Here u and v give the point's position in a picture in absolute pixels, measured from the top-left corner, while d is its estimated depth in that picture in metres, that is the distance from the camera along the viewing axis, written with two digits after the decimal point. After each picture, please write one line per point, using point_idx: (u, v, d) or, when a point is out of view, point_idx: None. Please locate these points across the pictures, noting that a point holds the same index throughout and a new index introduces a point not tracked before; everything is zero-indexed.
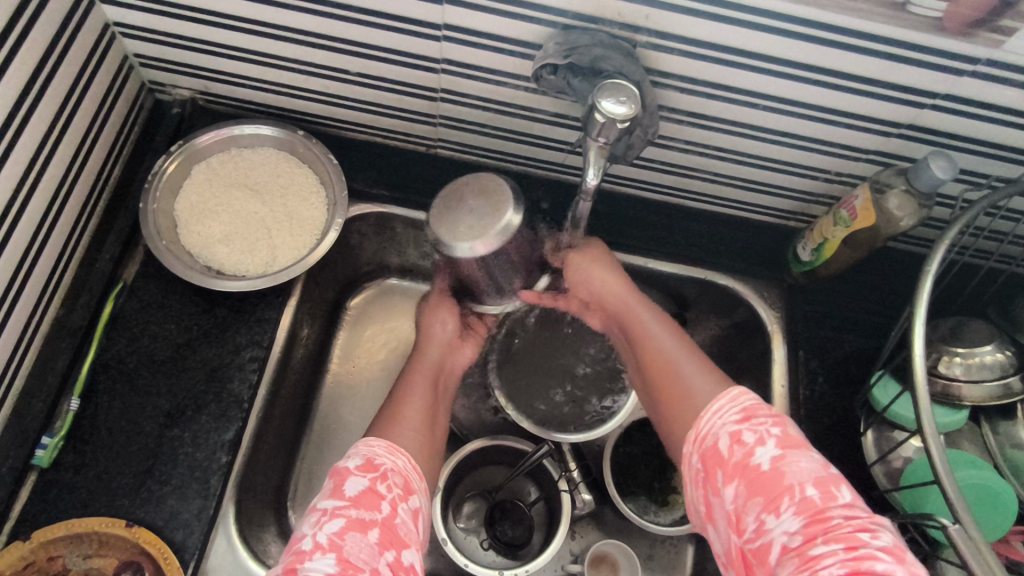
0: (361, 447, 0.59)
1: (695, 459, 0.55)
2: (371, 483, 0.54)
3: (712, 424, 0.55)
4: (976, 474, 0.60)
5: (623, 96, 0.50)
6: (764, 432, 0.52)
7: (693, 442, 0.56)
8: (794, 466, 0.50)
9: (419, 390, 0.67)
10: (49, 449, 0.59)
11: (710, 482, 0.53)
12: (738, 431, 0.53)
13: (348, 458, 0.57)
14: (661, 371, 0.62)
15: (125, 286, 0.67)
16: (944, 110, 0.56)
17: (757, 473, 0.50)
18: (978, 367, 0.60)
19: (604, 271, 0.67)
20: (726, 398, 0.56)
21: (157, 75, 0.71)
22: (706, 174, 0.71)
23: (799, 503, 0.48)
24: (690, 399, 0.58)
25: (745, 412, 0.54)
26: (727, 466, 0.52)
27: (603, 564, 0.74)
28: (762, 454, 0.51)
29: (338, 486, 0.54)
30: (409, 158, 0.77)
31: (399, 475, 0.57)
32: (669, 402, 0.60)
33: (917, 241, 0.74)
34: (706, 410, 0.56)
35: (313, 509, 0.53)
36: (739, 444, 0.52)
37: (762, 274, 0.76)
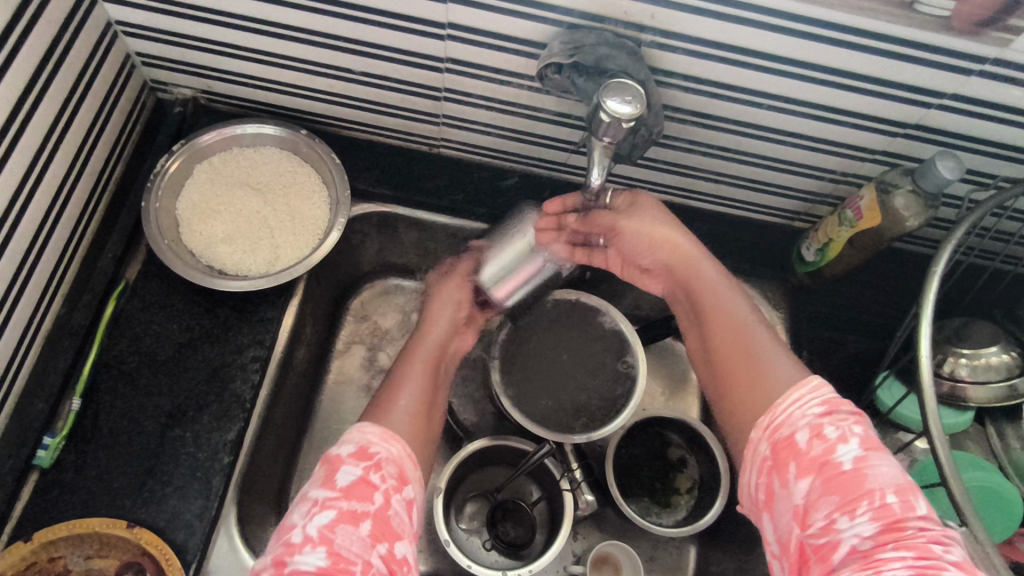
0: (354, 433, 0.57)
1: (763, 446, 0.51)
2: (365, 472, 0.52)
3: (791, 414, 0.51)
4: (983, 475, 0.60)
5: (628, 95, 0.50)
6: (846, 428, 0.49)
7: (762, 429, 0.52)
8: (875, 468, 0.47)
9: (418, 376, 0.66)
10: (50, 449, 0.59)
11: (778, 472, 0.50)
12: (820, 424, 0.49)
13: (341, 444, 0.55)
14: (738, 352, 0.58)
15: (127, 286, 0.66)
16: (951, 109, 0.56)
17: (836, 471, 0.47)
18: (984, 368, 0.60)
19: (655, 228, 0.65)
20: (807, 388, 0.52)
21: (159, 74, 0.71)
22: (710, 174, 0.70)
23: (877, 509, 0.45)
24: (770, 382, 0.54)
25: (827, 403, 0.51)
26: (802, 459, 0.49)
27: (606, 564, 0.74)
28: (844, 451, 0.48)
29: (330, 475, 0.52)
30: (412, 157, 0.77)
31: (394, 464, 0.55)
32: (743, 386, 0.56)
33: (922, 241, 0.74)
34: (783, 398, 0.52)
35: (304, 498, 0.51)
36: (819, 438, 0.49)
37: (766, 275, 0.75)
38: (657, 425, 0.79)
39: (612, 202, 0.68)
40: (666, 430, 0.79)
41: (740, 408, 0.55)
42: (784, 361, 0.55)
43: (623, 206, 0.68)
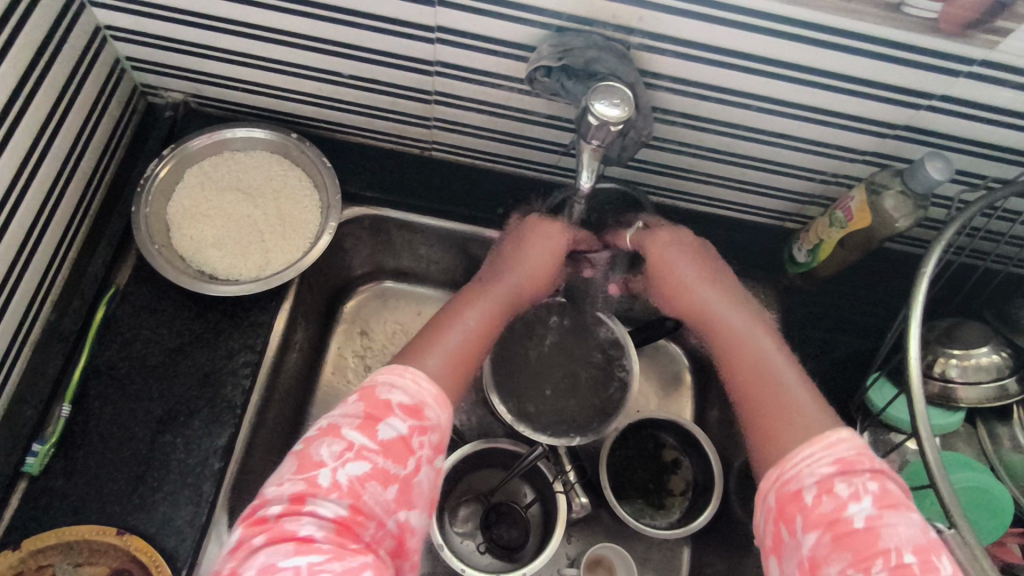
0: (406, 378, 0.54)
1: (770, 496, 0.50)
2: (409, 432, 0.50)
3: (799, 470, 0.50)
4: (972, 475, 0.60)
5: (617, 98, 0.50)
6: (861, 486, 0.47)
7: (771, 481, 0.51)
8: (891, 527, 0.46)
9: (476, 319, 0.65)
10: (40, 457, 0.58)
11: (784, 525, 0.49)
12: (830, 482, 0.48)
13: (392, 390, 0.52)
14: (770, 398, 0.58)
15: (117, 291, 0.66)
16: (941, 110, 0.56)
17: (847, 529, 0.46)
18: (974, 369, 0.60)
19: (682, 252, 0.69)
20: (819, 444, 0.51)
21: (149, 78, 0.71)
22: (702, 176, 0.70)
23: (894, 568, 0.44)
24: (793, 426, 0.54)
25: (840, 463, 0.49)
26: (810, 513, 0.47)
27: (600, 566, 0.75)
28: (856, 509, 0.46)
29: (372, 420, 0.50)
30: (403, 160, 0.77)
31: (438, 431, 0.52)
32: (763, 420, 0.56)
33: (913, 241, 0.74)
34: (795, 453, 0.51)
35: (338, 434, 0.49)
36: (830, 495, 0.47)
37: (758, 276, 0.76)
38: (650, 427, 0.79)
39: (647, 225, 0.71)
40: (660, 432, 0.79)
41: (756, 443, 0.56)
42: (813, 415, 0.54)
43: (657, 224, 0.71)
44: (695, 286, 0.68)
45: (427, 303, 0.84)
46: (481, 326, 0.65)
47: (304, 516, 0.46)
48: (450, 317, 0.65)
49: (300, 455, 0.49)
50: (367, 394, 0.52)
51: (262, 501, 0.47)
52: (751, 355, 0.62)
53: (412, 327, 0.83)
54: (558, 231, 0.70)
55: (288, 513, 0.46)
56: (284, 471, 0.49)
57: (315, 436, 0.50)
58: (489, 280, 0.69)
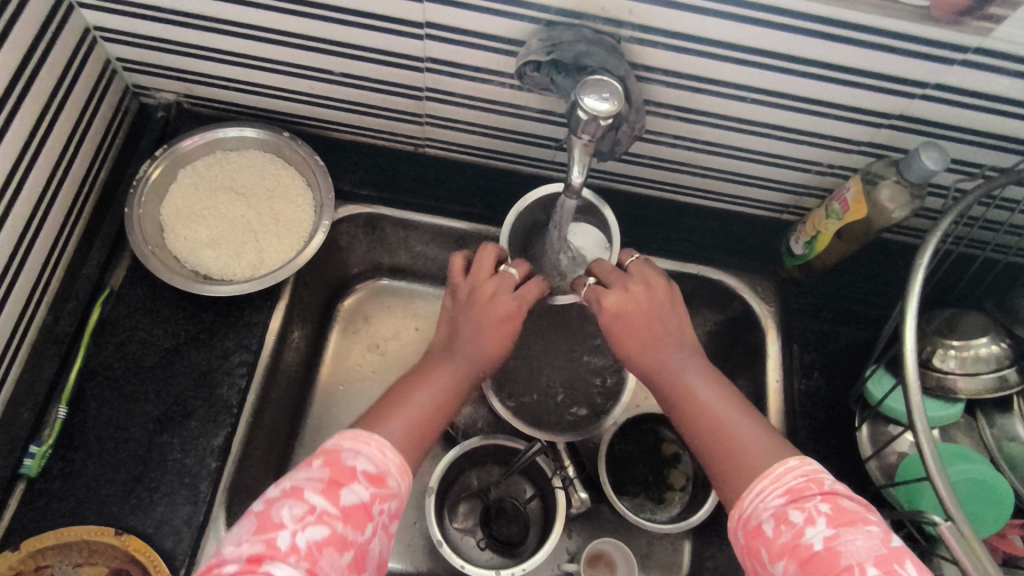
0: (372, 447, 0.51)
1: (738, 536, 0.50)
2: (371, 499, 0.48)
3: (755, 505, 0.50)
4: (971, 467, 0.59)
5: (606, 91, 0.49)
6: (813, 510, 0.47)
7: (735, 519, 0.51)
8: (850, 544, 0.44)
9: (432, 387, 0.60)
10: (37, 458, 0.59)
11: (754, 563, 0.48)
12: (785, 511, 0.47)
13: (357, 456, 0.50)
14: (710, 432, 0.56)
15: (112, 292, 0.66)
16: (935, 99, 0.55)
17: (809, 553, 0.45)
18: (973, 360, 0.59)
19: (654, 303, 0.61)
20: (769, 478, 0.50)
21: (140, 79, 0.71)
22: (697, 169, 0.70)
23: None
24: (742, 463, 0.53)
25: (790, 492, 0.49)
26: (772, 544, 0.46)
27: (599, 562, 0.74)
28: (813, 533, 0.45)
29: (335, 486, 0.47)
30: (397, 157, 0.77)
31: (396, 500, 0.50)
32: (713, 458, 0.55)
33: (911, 231, 0.73)
34: (748, 489, 0.51)
35: (300, 497, 0.46)
36: (787, 523, 0.47)
37: (755, 268, 0.75)
38: (650, 421, 0.79)
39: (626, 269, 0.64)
40: (659, 426, 0.79)
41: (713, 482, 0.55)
42: (755, 445, 0.54)
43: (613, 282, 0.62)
44: (653, 339, 0.61)
45: (424, 300, 0.84)
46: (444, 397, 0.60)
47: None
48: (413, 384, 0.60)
49: (260, 515, 0.45)
50: (331, 458, 0.49)
51: (219, 559, 0.43)
52: (699, 399, 0.58)
53: (409, 325, 0.83)
54: (510, 283, 0.63)
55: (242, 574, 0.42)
56: (241, 530, 0.45)
57: (274, 497, 0.47)
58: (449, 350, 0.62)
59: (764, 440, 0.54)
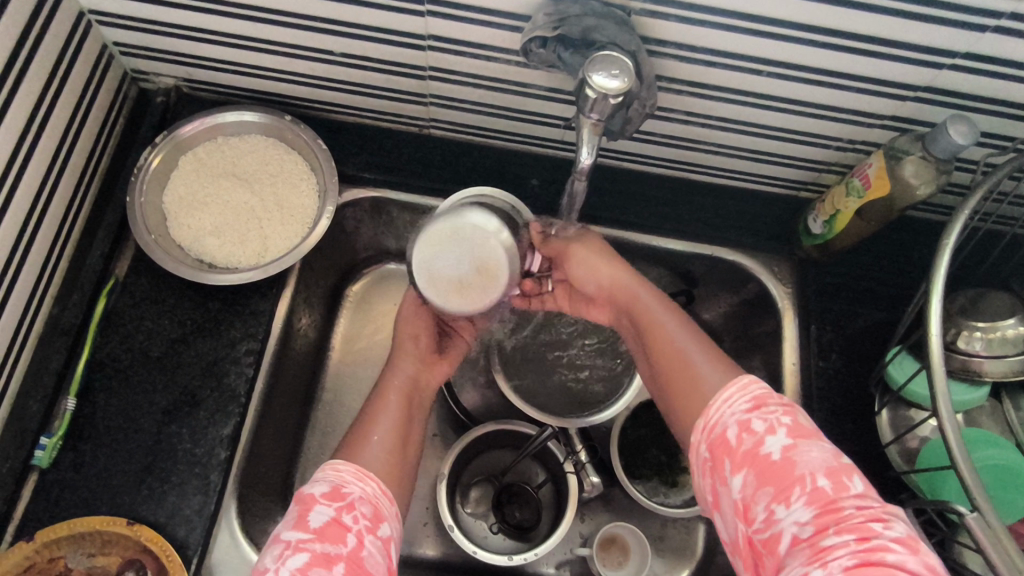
0: (325, 471, 0.55)
1: (701, 447, 0.52)
2: (339, 512, 0.51)
3: (720, 413, 0.51)
4: (995, 453, 0.58)
5: (616, 68, 0.47)
6: (775, 420, 0.49)
7: (701, 431, 0.52)
8: (805, 455, 0.47)
9: (392, 409, 0.62)
10: (47, 450, 0.59)
11: (715, 472, 0.50)
12: (747, 420, 0.50)
13: (314, 483, 0.53)
14: (670, 360, 0.57)
15: (117, 282, 0.66)
16: (963, 70, 0.52)
17: (766, 464, 0.47)
18: (1000, 342, 0.57)
19: (596, 262, 0.64)
20: (735, 385, 0.52)
21: (138, 63, 0.69)
22: (713, 146, 0.67)
23: (811, 494, 0.45)
24: (700, 389, 0.54)
25: (754, 399, 0.51)
26: (734, 455, 0.49)
27: (613, 546, 0.74)
28: (772, 443, 0.48)
29: (303, 515, 0.50)
30: (402, 139, 0.75)
31: (368, 503, 0.53)
32: (676, 385, 0.56)
33: (937, 207, 0.70)
34: (715, 398, 0.52)
35: (278, 539, 0.50)
36: (749, 432, 0.49)
37: (772, 248, 0.73)
38: None
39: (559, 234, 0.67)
40: None
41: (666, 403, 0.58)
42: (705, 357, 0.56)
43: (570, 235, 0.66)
44: (622, 298, 0.63)
45: None
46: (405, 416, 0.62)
47: None
48: (372, 412, 0.61)
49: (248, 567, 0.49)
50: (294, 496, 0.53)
51: None
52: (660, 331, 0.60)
53: None
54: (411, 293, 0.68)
55: None
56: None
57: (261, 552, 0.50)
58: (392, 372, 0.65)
59: (711, 352, 0.56)
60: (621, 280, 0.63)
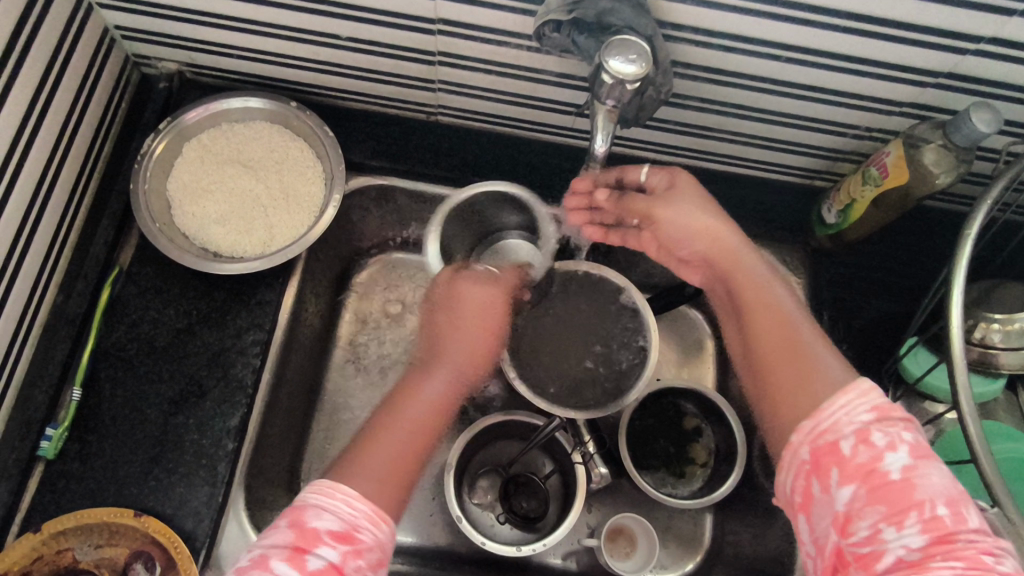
0: (337, 500, 0.48)
1: (800, 447, 0.46)
2: (343, 558, 0.45)
3: (835, 418, 0.46)
4: (1014, 446, 0.57)
5: (633, 53, 0.46)
6: (896, 435, 0.44)
7: (803, 432, 0.47)
8: (926, 479, 0.42)
9: (412, 411, 0.57)
10: (53, 441, 0.58)
11: (814, 478, 0.45)
12: (868, 431, 0.44)
13: (321, 514, 0.47)
14: (784, 346, 0.52)
15: (121, 272, 0.65)
16: (988, 55, 0.51)
17: (882, 481, 0.43)
18: (1018, 334, 0.56)
19: (693, 214, 0.58)
20: (854, 392, 0.46)
21: (140, 48, 0.68)
22: (725, 134, 0.66)
23: (928, 520, 0.41)
24: (816, 382, 0.48)
25: (877, 410, 0.45)
26: (846, 465, 0.44)
27: (620, 536, 0.74)
28: (892, 460, 0.43)
29: (301, 551, 0.44)
30: (409, 126, 0.74)
31: (375, 551, 0.47)
32: (788, 376, 0.50)
33: (955, 197, 0.69)
34: (828, 399, 0.47)
35: (267, 567, 0.43)
36: (867, 444, 0.44)
37: (784, 238, 0.72)
38: (669, 394, 0.77)
39: (646, 182, 0.63)
40: (681, 399, 0.77)
41: (766, 386, 0.52)
42: (829, 351, 0.51)
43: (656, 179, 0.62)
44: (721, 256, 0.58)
45: None
46: (444, 398, 0.59)
47: None
48: (392, 414, 0.56)
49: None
50: (297, 520, 0.46)
51: None
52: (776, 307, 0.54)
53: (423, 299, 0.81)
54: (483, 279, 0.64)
55: None
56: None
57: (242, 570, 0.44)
58: (427, 371, 0.60)
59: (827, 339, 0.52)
60: (715, 236, 0.58)
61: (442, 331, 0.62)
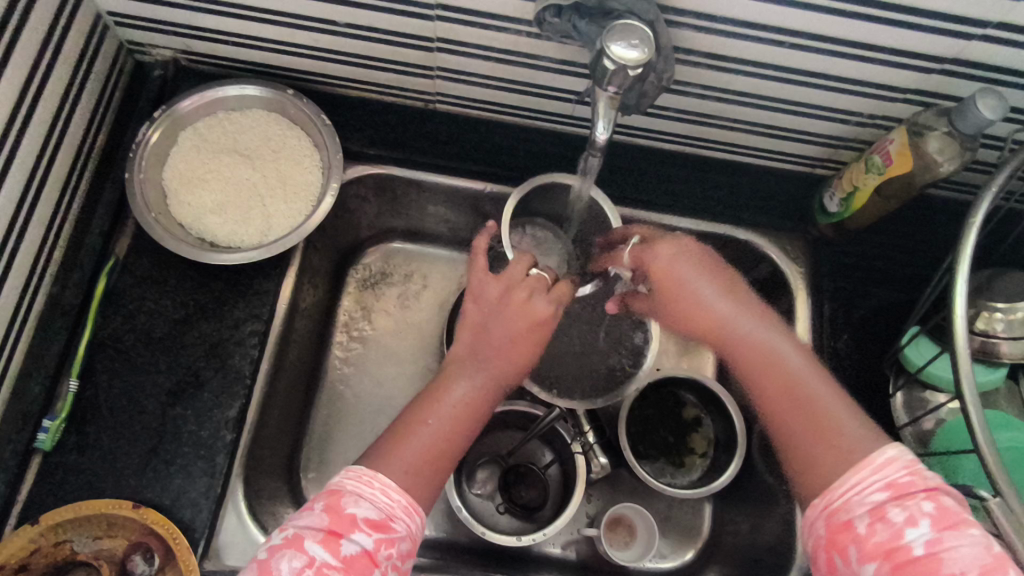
0: (373, 489, 0.49)
1: (818, 525, 0.47)
2: (375, 545, 0.46)
3: (849, 498, 0.46)
4: (1015, 435, 0.57)
5: (635, 38, 0.45)
6: (915, 509, 0.43)
7: (819, 510, 0.47)
8: (952, 551, 0.42)
9: (443, 409, 0.56)
10: (51, 432, 0.58)
11: (835, 557, 0.45)
12: (883, 508, 0.44)
13: (359, 503, 0.48)
14: (803, 419, 0.51)
15: (117, 262, 0.64)
16: (993, 41, 0.50)
17: (906, 557, 0.42)
18: (1020, 324, 0.56)
19: (674, 259, 0.62)
20: (869, 468, 0.46)
21: (134, 35, 0.67)
22: (727, 122, 0.65)
23: None
24: (838, 458, 0.48)
25: (892, 487, 0.45)
26: (864, 543, 0.44)
27: (619, 526, 0.74)
28: (913, 535, 0.43)
29: (335, 535, 0.45)
30: (407, 114, 0.73)
31: (407, 540, 0.48)
32: (812, 452, 0.50)
33: (956, 186, 0.69)
34: (841, 480, 0.47)
35: (301, 547, 0.45)
36: (884, 522, 0.43)
37: (785, 227, 0.71)
38: (670, 384, 0.77)
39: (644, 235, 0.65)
40: (680, 389, 0.77)
41: (785, 454, 0.52)
42: (850, 416, 0.51)
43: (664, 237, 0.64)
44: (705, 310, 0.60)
45: (436, 264, 0.81)
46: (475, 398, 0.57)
47: None
48: (425, 407, 0.56)
49: (261, 565, 0.45)
50: (333, 503, 0.47)
51: None
52: (791, 377, 0.54)
53: (422, 289, 0.80)
54: (544, 286, 0.61)
55: None
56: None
57: (277, 545, 0.46)
58: (464, 366, 0.59)
59: (853, 410, 0.52)
60: (694, 291, 0.61)
61: (484, 333, 0.60)
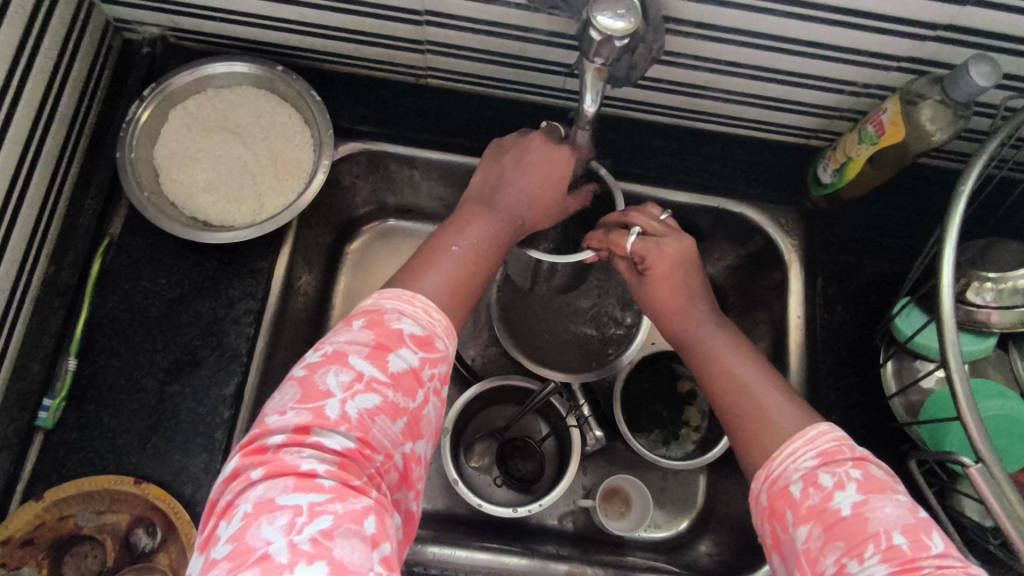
0: (416, 306, 0.50)
1: (761, 496, 0.48)
2: (420, 364, 0.46)
3: (784, 466, 0.47)
4: (1005, 403, 0.58)
5: (621, 8, 0.44)
6: (843, 474, 0.45)
7: (763, 481, 0.48)
8: (877, 511, 0.42)
9: (470, 232, 0.58)
10: (51, 411, 0.58)
11: (777, 525, 0.46)
12: (815, 474, 0.45)
13: (402, 319, 0.48)
14: (740, 402, 0.53)
15: (112, 242, 0.64)
16: (987, 5, 0.49)
17: (835, 518, 0.43)
18: (1011, 294, 0.56)
19: (671, 257, 0.59)
20: (800, 440, 0.48)
21: (122, 12, 0.66)
22: (720, 93, 0.65)
23: (886, 551, 0.40)
24: (773, 432, 0.50)
25: (822, 455, 0.47)
26: (798, 507, 0.45)
27: (614, 497, 0.75)
28: (841, 498, 0.43)
29: (383, 350, 0.45)
30: (398, 89, 0.72)
31: (446, 364, 0.49)
32: (749, 429, 0.51)
33: (951, 154, 0.69)
34: (778, 451, 0.48)
35: (344, 362, 0.44)
36: (815, 486, 0.45)
37: (779, 199, 0.71)
38: (665, 358, 0.77)
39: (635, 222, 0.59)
40: (674, 363, 0.78)
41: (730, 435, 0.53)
42: (784, 393, 0.53)
43: (662, 229, 0.59)
44: (681, 298, 0.60)
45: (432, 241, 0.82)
46: (485, 244, 0.58)
47: (310, 447, 0.40)
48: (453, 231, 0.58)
49: (303, 382, 0.44)
50: (375, 319, 0.48)
51: (263, 430, 0.42)
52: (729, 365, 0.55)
53: None
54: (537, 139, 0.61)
55: (293, 443, 0.40)
56: (285, 399, 0.43)
57: (319, 363, 0.45)
58: (482, 208, 0.60)
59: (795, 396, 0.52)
60: (674, 278, 0.59)
61: (499, 172, 0.61)
